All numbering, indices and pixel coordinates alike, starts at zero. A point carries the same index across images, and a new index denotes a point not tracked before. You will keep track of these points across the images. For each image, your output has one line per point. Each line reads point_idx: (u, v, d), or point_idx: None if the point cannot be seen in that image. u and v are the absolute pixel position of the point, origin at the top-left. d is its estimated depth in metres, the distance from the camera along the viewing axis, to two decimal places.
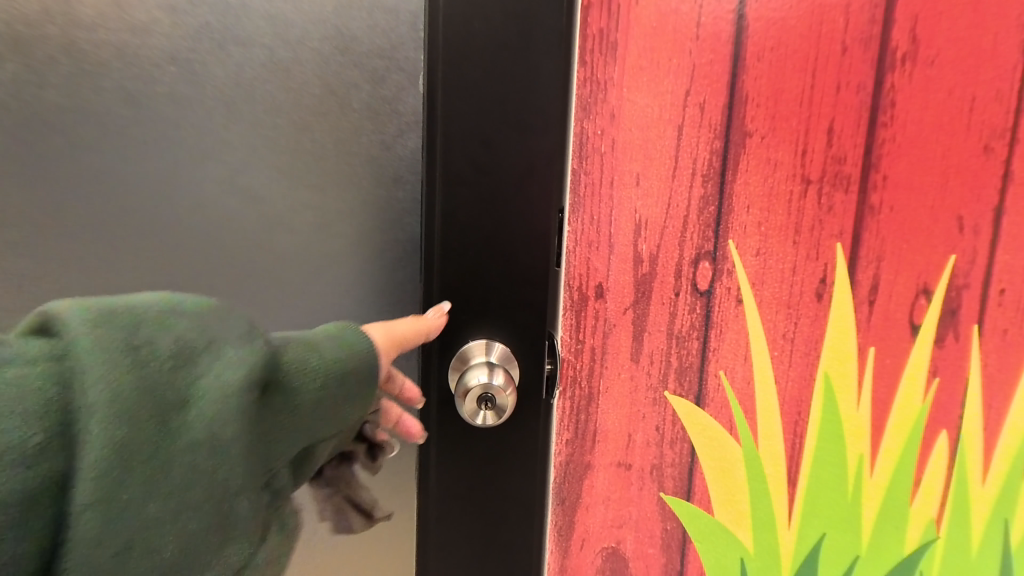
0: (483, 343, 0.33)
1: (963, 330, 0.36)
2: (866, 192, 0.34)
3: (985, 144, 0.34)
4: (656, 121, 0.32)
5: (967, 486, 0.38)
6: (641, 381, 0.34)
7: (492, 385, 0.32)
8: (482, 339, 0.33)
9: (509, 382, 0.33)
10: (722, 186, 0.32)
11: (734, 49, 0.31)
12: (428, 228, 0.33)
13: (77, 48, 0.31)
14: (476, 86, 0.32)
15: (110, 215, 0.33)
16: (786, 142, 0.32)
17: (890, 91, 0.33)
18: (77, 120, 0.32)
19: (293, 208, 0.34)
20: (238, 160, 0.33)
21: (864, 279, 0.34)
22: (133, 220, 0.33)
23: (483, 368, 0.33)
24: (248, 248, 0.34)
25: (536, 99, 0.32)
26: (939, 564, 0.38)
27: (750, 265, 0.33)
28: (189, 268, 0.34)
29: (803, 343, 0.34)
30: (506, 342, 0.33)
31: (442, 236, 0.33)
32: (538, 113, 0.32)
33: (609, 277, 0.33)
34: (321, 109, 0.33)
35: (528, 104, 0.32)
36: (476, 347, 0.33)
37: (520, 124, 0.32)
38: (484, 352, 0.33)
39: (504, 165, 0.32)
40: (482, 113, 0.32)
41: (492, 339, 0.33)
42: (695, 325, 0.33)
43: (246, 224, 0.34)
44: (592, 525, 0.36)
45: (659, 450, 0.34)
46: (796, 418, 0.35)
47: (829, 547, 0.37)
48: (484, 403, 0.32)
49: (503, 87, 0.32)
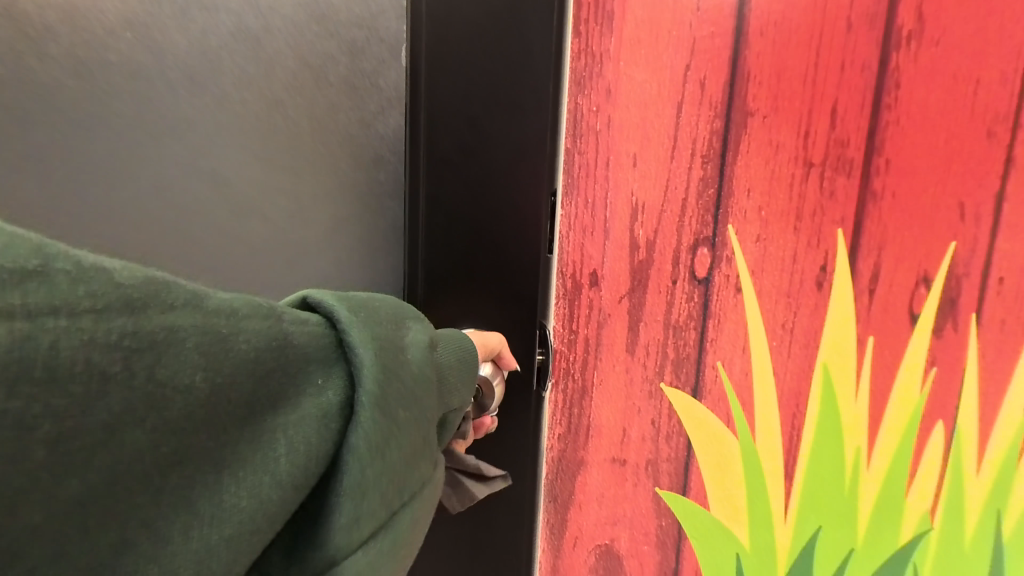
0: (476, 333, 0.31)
1: (962, 319, 0.35)
2: (869, 177, 0.32)
3: (990, 128, 0.33)
4: (655, 97, 0.30)
5: (964, 477, 0.37)
6: (636, 373, 0.32)
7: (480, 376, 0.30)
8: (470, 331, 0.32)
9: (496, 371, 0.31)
10: (722, 169, 0.31)
11: (736, 23, 0.30)
12: (411, 213, 0.32)
13: (21, 11, 0.29)
14: (463, 61, 0.30)
15: (64, 196, 0.30)
16: (788, 124, 0.31)
17: (896, 71, 0.32)
18: (22, 90, 0.29)
19: (266, 188, 0.31)
20: (205, 138, 0.31)
21: (865, 266, 0.32)
22: (92, 202, 0.31)
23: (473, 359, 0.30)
24: (218, 234, 0.32)
25: (527, 76, 0.30)
26: (936, 558, 0.38)
27: (750, 252, 0.31)
28: (150, 253, 0.31)
29: (802, 333, 0.34)
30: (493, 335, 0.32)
31: (428, 222, 0.31)
32: (531, 92, 0.30)
33: (604, 264, 0.32)
34: (296, 83, 0.31)
35: (519, 81, 0.30)
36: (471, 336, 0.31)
37: (511, 104, 0.30)
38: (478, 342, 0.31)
39: (493, 147, 0.31)
40: (469, 89, 0.30)
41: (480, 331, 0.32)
42: (692, 315, 0.32)
43: (215, 208, 0.31)
44: (586, 523, 0.35)
45: (654, 445, 0.33)
46: (794, 411, 0.33)
47: (827, 544, 0.35)
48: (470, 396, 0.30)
49: (493, 62, 0.30)
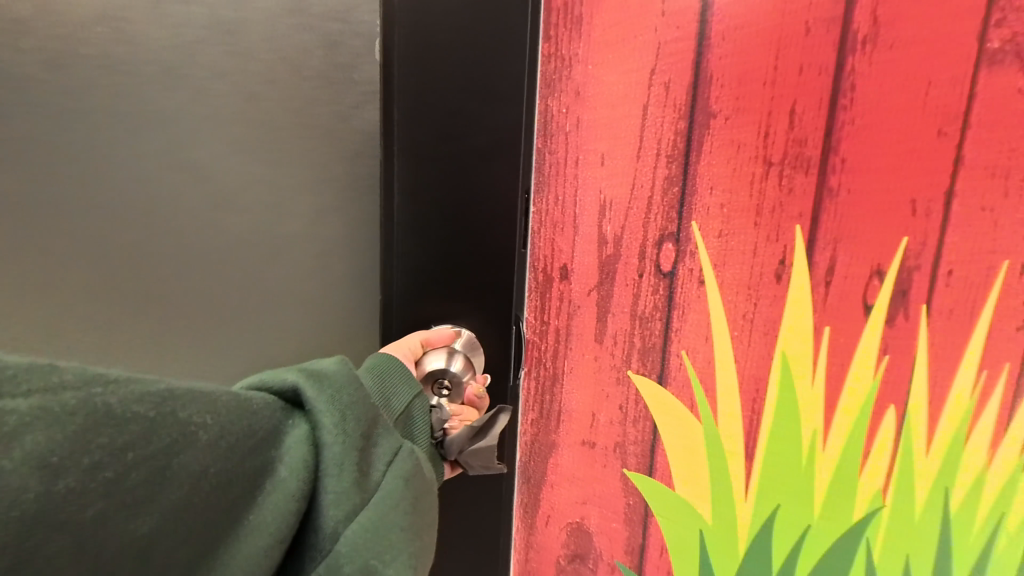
0: (449, 329, 0.33)
1: (913, 310, 0.37)
2: (826, 175, 0.34)
3: (939, 128, 0.35)
4: (622, 98, 0.31)
5: (912, 457, 0.40)
6: (605, 361, 0.34)
7: (450, 369, 0.33)
8: (449, 326, 0.33)
9: (467, 367, 0.33)
10: (686, 168, 0.32)
11: (700, 26, 0.31)
12: (386, 202, 0.33)
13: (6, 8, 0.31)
14: (440, 51, 0.31)
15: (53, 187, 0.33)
16: (749, 124, 0.33)
17: (851, 74, 0.33)
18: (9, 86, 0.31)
19: (245, 182, 0.33)
20: (187, 134, 0.32)
21: (821, 260, 0.35)
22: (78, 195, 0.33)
23: (442, 354, 0.32)
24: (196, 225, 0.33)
25: (503, 66, 0.31)
26: (884, 532, 0.40)
27: (712, 246, 0.34)
28: (134, 241, 0.33)
29: (762, 323, 0.35)
30: (472, 329, 0.34)
31: (403, 211, 0.32)
32: (505, 82, 0.31)
33: (573, 258, 0.33)
34: (271, 75, 0.32)
35: (495, 73, 0.31)
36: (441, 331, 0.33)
37: (486, 94, 0.31)
38: (450, 338, 0.33)
39: (473, 136, 0.32)
40: (448, 79, 0.31)
41: (459, 326, 0.34)
42: (658, 306, 0.34)
43: (195, 200, 0.33)
44: (557, 501, 0.37)
45: (622, 428, 0.35)
46: (754, 396, 0.36)
47: (783, 518, 0.38)
48: (440, 389, 0.32)
49: (473, 53, 0.31)
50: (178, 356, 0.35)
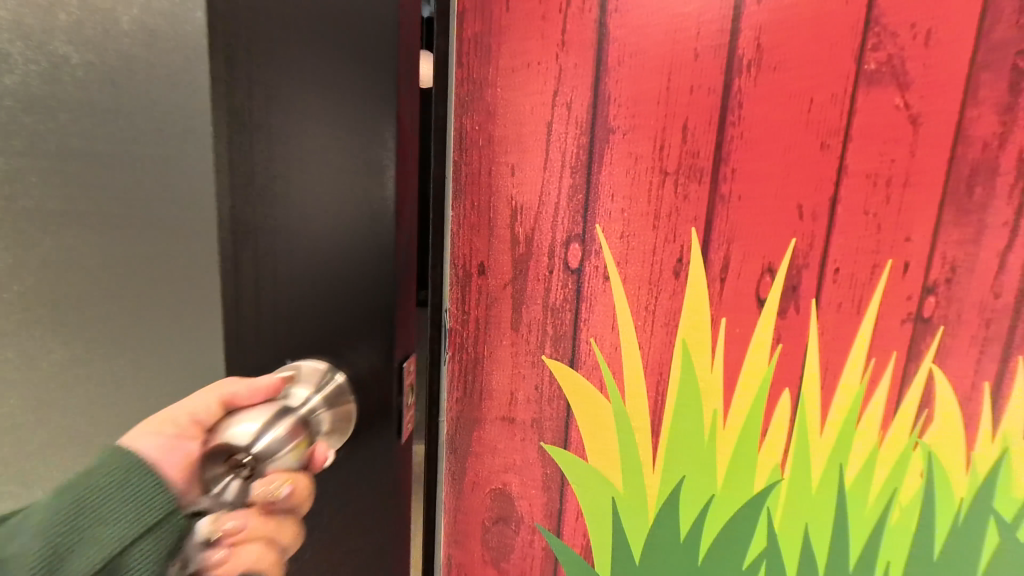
0: (321, 366, 0.32)
1: (804, 304, 0.42)
2: (718, 183, 0.39)
3: (822, 141, 0.39)
4: (529, 117, 0.36)
5: (808, 436, 0.44)
6: (521, 346, 0.39)
7: (288, 417, 0.29)
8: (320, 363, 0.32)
9: (297, 423, 0.29)
10: (589, 177, 0.37)
11: (597, 53, 0.35)
12: (233, 205, 0.31)
13: None
14: (304, 48, 0.29)
15: None
16: (645, 138, 0.37)
17: (738, 94, 0.38)
18: None
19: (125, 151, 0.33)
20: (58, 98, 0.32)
21: (716, 258, 0.40)
22: None
23: (300, 387, 0.30)
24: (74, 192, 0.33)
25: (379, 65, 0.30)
26: (784, 502, 0.45)
27: (615, 246, 0.38)
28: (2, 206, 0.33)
29: (663, 314, 0.40)
30: (347, 374, 0.32)
31: (246, 217, 0.31)
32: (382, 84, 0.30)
33: (489, 256, 0.38)
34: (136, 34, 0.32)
35: (371, 75, 0.30)
36: (310, 368, 0.32)
37: (357, 95, 0.30)
38: (313, 378, 0.31)
39: (325, 136, 0.30)
40: (308, 82, 0.29)
41: (336, 369, 0.32)
42: (568, 298, 0.38)
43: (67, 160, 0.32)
44: (481, 470, 0.41)
45: (538, 406, 0.40)
46: (658, 378, 0.41)
47: (688, 488, 0.43)
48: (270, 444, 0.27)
49: (348, 56, 0.29)
50: (65, 332, 0.34)
